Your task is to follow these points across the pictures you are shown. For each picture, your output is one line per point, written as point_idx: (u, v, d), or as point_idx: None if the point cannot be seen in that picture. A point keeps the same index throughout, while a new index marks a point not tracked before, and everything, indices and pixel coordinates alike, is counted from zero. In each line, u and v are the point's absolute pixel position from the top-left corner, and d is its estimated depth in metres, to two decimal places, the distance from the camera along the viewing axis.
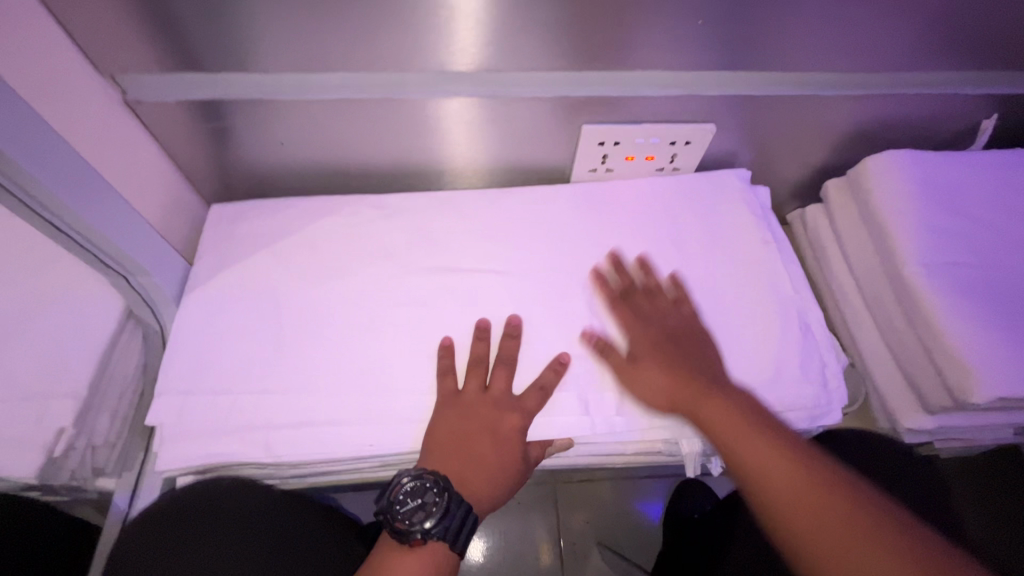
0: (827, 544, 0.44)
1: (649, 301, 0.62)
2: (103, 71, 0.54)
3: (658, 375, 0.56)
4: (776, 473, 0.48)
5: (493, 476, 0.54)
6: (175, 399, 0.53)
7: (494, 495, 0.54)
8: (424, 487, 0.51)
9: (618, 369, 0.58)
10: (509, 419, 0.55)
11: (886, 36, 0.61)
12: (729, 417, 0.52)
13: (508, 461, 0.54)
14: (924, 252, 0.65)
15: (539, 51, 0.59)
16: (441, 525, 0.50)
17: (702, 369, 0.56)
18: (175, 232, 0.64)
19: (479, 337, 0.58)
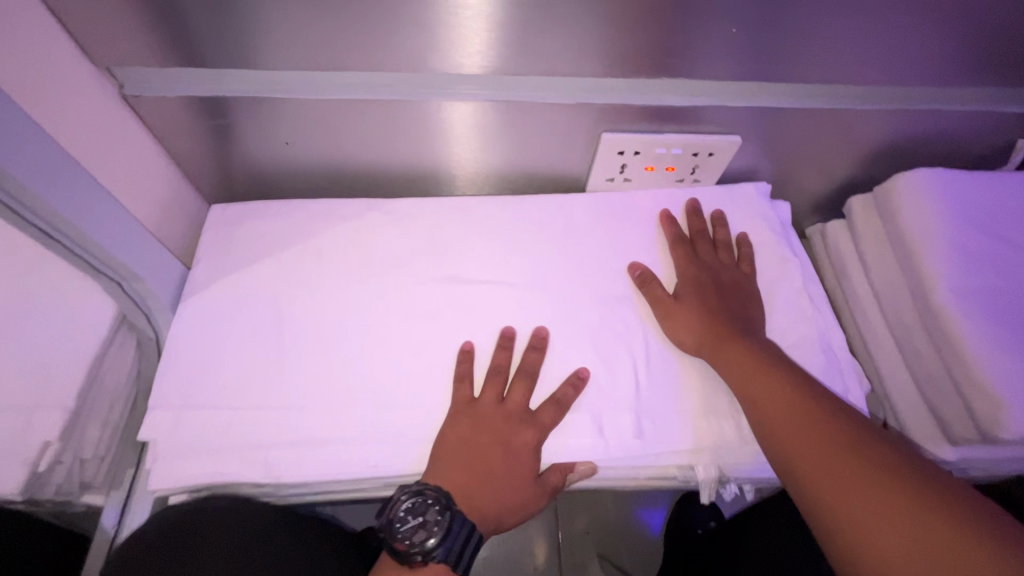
0: (833, 485, 0.44)
1: (692, 257, 0.64)
2: (98, 63, 0.51)
3: (695, 315, 0.58)
4: (804, 428, 0.48)
5: (502, 493, 0.52)
6: (168, 414, 0.51)
7: (501, 513, 0.52)
8: (424, 505, 0.49)
9: (655, 304, 0.60)
10: (524, 435, 0.53)
11: (926, 50, 0.58)
12: (756, 366, 0.53)
13: (520, 482, 0.52)
14: (955, 277, 0.62)
15: (560, 55, 0.55)
16: (442, 544, 0.49)
17: (738, 321, 0.58)
18: (172, 234, 0.61)
19: (502, 346, 0.57)
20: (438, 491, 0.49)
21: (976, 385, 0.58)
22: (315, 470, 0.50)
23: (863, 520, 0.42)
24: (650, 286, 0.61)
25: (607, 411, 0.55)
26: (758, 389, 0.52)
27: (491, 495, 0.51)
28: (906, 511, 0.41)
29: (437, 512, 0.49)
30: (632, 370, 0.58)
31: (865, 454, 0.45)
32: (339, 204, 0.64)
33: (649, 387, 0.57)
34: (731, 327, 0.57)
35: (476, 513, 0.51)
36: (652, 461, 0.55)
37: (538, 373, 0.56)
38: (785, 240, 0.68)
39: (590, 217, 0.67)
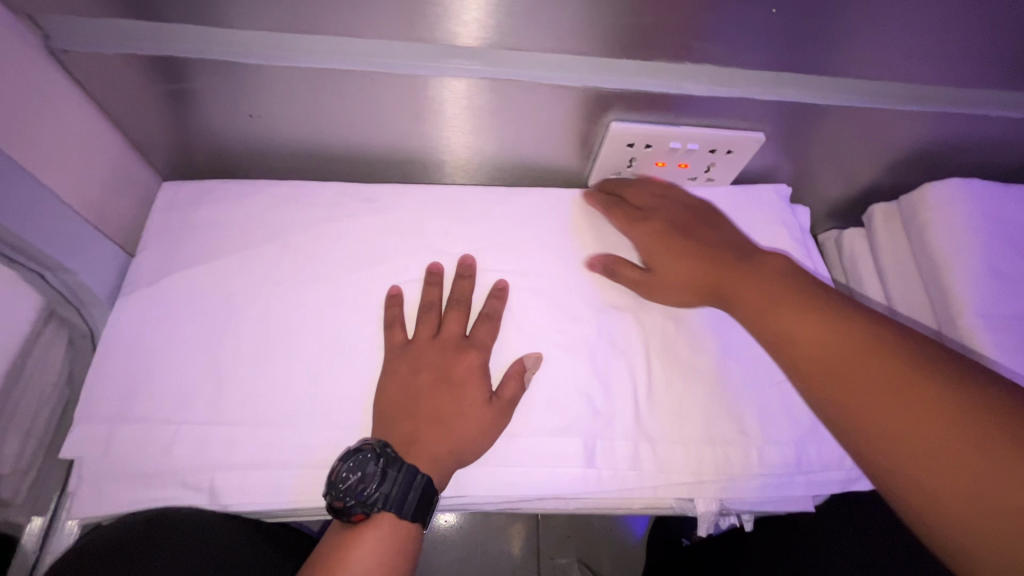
0: (902, 442, 0.38)
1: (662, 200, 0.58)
2: (17, 8, 0.42)
3: (674, 268, 0.53)
4: (840, 350, 0.42)
5: (457, 432, 0.46)
6: (102, 429, 0.45)
7: (458, 455, 0.46)
8: (363, 458, 0.43)
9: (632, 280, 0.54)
10: (465, 361, 0.49)
11: (980, 48, 0.52)
12: (762, 296, 0.48)
13: (471, 407, 0.47)
14: (985, 301, 0.57)
15: (569, 31, 0.48)
16: (391, 494, 0.43)
17: (719, 253, 0.52)
18: (114, 217, 0.54)
19: (430, 283, 0.53)
20: (377, 443, 0.44)
21: None
22: (268, 497, 0.44)
23: (903, 446, 0.38)
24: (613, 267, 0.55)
25: (602, 438, 0.49)
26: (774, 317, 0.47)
27: (445, 439, 0.45)
28: (945, 433, 0.37)
29: (380, 461, 0.43)
30: (630, 390, 0.51)
31: (897, 374, 0.40)
32: (311, 188, 0.57)
33: (648, 411, 0.51)
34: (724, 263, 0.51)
35: (427, 458, 0.45)
36: (647, 494, 0.49)
37: (469, 301, 0.52)
38: (803, 250, 0.63)
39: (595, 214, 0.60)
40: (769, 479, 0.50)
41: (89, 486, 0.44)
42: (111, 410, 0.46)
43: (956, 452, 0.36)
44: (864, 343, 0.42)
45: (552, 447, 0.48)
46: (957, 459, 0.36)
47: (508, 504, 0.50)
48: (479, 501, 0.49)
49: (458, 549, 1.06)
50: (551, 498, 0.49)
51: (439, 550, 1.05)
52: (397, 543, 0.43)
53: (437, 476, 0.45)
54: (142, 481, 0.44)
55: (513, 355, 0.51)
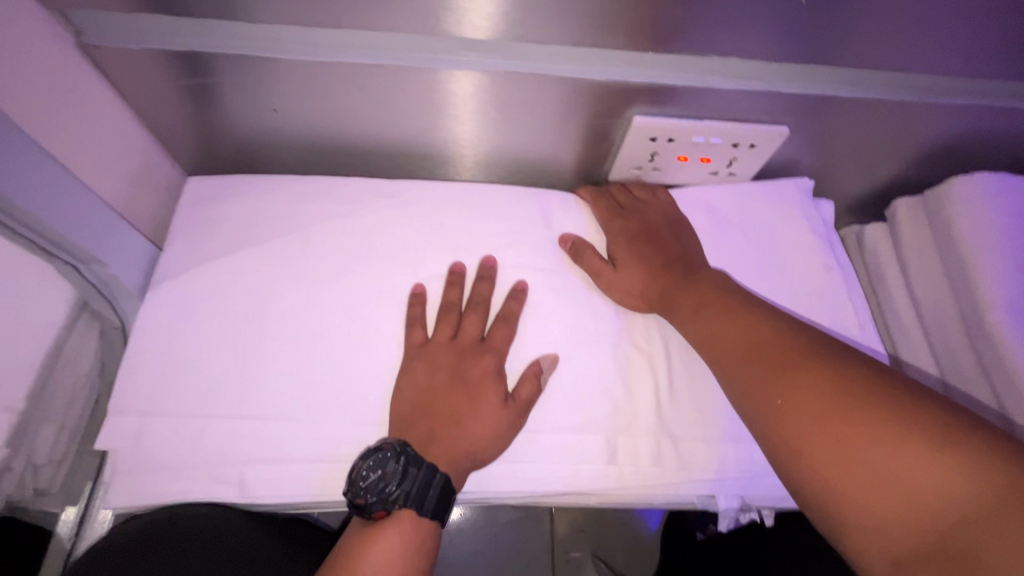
0: (826, 448, 0.37)
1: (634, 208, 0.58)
2: (48, 3, 0.42)
3: (638, 269, 0.54)
4: (766, 355, 0.43)
5: (474, 434, 0.46)
6: (134, 421, 0.45)
7: (474, 456, 0.46)
8: (383, 457, 0.43)
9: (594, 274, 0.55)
10: (482, 363, 0.49)
11: (1014, 38, 0.51)
12: (707, 300, 0.49)
13: (488, 409, 0.47)
14: (1012, 299, 0.57)
15: (594, 23, 0.48)
16: (411, 492, 0.43)
17: (678, 259, 0.54)
18: (141, 212, 0.55)
19: (451, 282, 0.53)
20: (395, 442, 0.44)
21: None
22: (296, 489, 0.45)
23: (830, 449, 0.37)
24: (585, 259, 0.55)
25: (623, 435, 0.49)
26: (705, 324, 0.48)
27: (462, 440, 0.46)
28: (873, 436, 0.36)
29: (399, 460, 0.43)
30: (651, 387, 0.51)
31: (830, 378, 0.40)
32: (333, 184, 0.57)
33: (670, 407, 0.51)
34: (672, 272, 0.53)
35: (444, 459, 0.45)
36: (669, 491, 0.49)
37: (488, 303, 0.52)
38: (826, 248, 0.62)
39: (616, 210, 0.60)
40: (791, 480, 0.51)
41: (121, 477, 0.45)
42: (142, 403, 0.46)
43: (881, 457, 0.35)
44: (786, 348, 0.43)
45: (575, 442, 0.49)
46: (870, 454, 0.36)
47: (531, 499, 0.50)
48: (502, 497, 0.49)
49: (473, 541, 1.06)
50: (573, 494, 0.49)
51: (453, 543, 1.06)
52: (417, 540, 0.43)
53: (455, 476, 0.45)
54: (173, 473, 0.45)
55: (535, 351, 0.51)
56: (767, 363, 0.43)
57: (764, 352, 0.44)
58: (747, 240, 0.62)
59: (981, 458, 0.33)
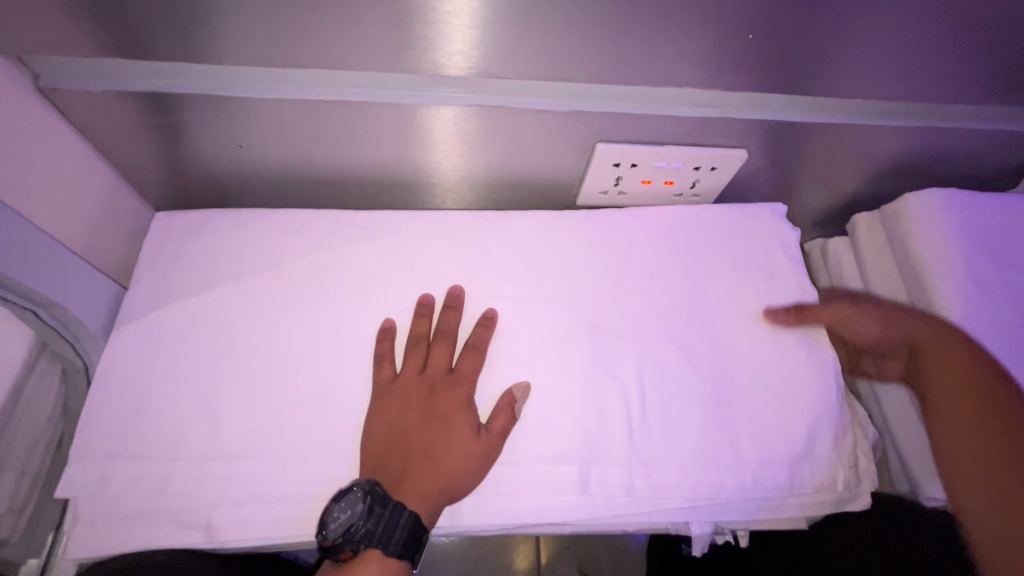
0: None
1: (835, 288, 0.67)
2: (7, 49, 0.43)
3: (877, 319, 0.60)
4: (989, 405, 0.52)
5: (450, 467, 0.47)
6: (99, 465, 0.45)
7: (450, 491, 0.47)
8: (355, 498, 0.44)
9: (829, 316, 0.58)
10: (453, 395, 0.50)
11: (950, 66, 0.53)
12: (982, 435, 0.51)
13: (463, 442, 0.48)
14: (968, 306, 0.58)
15: (555, 58, 0.49)
16: (379, 533, 0.44)
17: (965, 373, 0.54)
18: (107, 251, 0.54)
19: (419, 313, 0.53)
20: (368, 482, 0.45)
21: None
22: (265, 531, 0.45)
23: None
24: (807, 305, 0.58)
25: (597, 464, 0.50)
26: (943, 380, 0.55)
27: (436, 475, 0.47)
28: None
29: (371, 499, 0.44)
30: (623, 412, 0.52)
31: None
32: (304, 218, 0.57)
33: (642, 433, 0.52)
34: (903, 312, 0.60)
35: (415, 496, 0.46)
36: (642, 519, 0.51)
37: (457, 332, 0.53)
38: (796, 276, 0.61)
39: (595, 236, 0.60)
40: (763, 500, 0.52)
41: (84, 526, 0.44)
42: (107, 447, 0.46)
43: None
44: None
45: (548, 471, 0.49)
46: None
47: (504, 531, 0.51)
48: (476, 529, 0.50)
49: (458, 565, 1.05)
50: (548, 523, 0.50)
51: (438, 567, 1.05)
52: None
53: (426, 514, 0.46)
54: (138, 520, 0.44)
55: (508, 380, 0.52)
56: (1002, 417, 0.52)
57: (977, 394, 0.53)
58: (720, 261, 0.60)
59: None
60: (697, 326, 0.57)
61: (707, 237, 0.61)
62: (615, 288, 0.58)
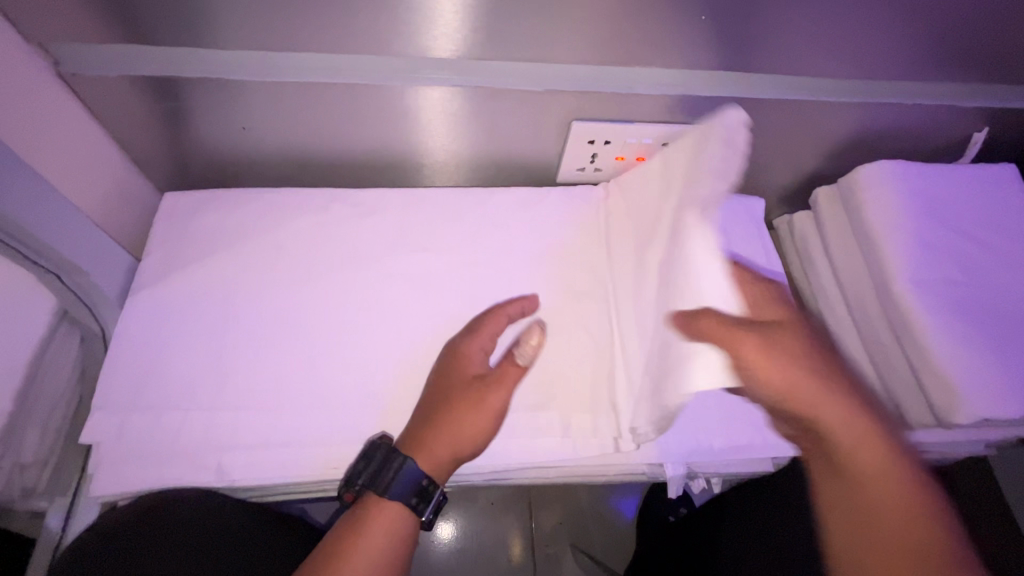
0: None
1: (768, 296, 0.54)
2: (30, 37, 0.47)
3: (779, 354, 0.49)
4: (902, 510, 0.47)
5: (464, 434, 0.49)
6: (117, 415, 0.49)
7: (458, 452, 0.49)
8: (368, 451, 0.48)
9: (718, 340, 0.47)
10: (497, 372, 0.51)
11: (888, 44, 0.59)
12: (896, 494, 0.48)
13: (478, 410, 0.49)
14: (915, 268, 0.64)
15: (528, 40, 0.54)
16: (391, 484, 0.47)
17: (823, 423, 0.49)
18: (118, 226, 0.58)
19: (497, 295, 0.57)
20: (382, 438, 0.49)
21: (935, 376, 0.60)
22: (271, 472, 0.49)
23: None
24: (703, 328, 0.47)
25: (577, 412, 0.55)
26: (865, 467, 0.49)
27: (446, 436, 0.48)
28: None
29: (382, 452, 0.48)
30: (601, 365, 0.57)
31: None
32: (301, 194, 0.61)
33: None
34: (822, 381, 0.49)
35: (427, 454, 0.48)
36: (620, 461, 0.55)
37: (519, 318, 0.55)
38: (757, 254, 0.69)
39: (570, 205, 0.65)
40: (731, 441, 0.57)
41: (105, 470, 0.48)
42: (125, 399, 0.50)
43: None
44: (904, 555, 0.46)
45: (534, 420, 0.54)
46: None
47: (495, 475, 0.56)
48: (469, 474, 0.55)
49: (454, 543, 1.08)
50: (535, 467, 0.55)
51: (435, 546, 1.08)
52: (398, 527, 0.48)
53: (427, 469, 0.48)
54: (154, 463, 0.48)
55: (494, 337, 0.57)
56: (915, 532, 0.47)
57: (888, 498, 0.48)
58: None
59: None
60: None
61: None
62: (593, 257, 0.63)
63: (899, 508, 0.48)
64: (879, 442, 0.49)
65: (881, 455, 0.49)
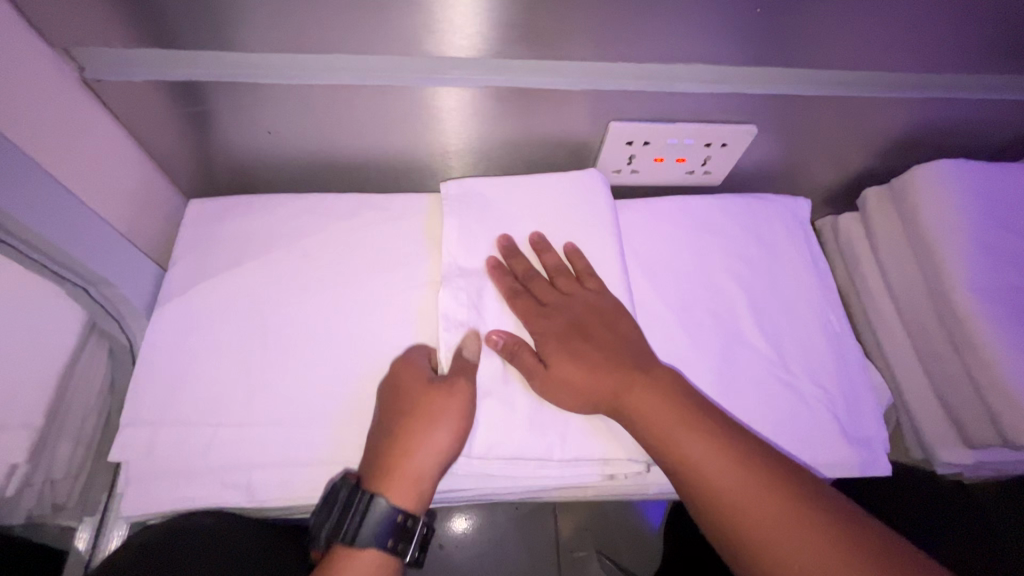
0: (793, 546, 0.40)
1: (549, 291, 0.52)
2: (54, 43, 0.45)
3: (584, 367, 0.48)
4: (742, 484, 0.43)
5: (425, 446, 0.46)
6: (145, 431, 0.48)
7: (424, 470, 0.46)
8: (330, 495, 0.46)
9: (530, 371, 0.48)
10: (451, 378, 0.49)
11: (956, 34, 0.54)
12: (659, 407, 0.46)
13: (435, 407, 0.46)
14: (977, 275, 0.59)
15: (568, 38, 0.51)
16: (378, 532, 0.45)
17: (611, 384, 0.47)
18: (145, 235, 0.57)
19: (513, 258, 0.54)
20: (342, 480, 0.46)
21: (1001, 392, 0.56)
22: (299, 491, 0.47)
23: (810, 557, 0.40)
24: (516, 358, 0.49)
25: None
26: (680, 437, 0.45)
27: (407, 455, 0.46)
28: (805, 520, 0.41)
29: (346, 495, 0.45)
30: None
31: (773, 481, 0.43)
32: (328, 201, 0.59)
33: None
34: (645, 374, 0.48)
35: (410, 471, 0.46)
36: (662, 480, 0.53)
37: (530, 273, 0.53)
38: (810, 263, 0.65)
39: (592, 199, 0.57)
40: None
41: (135, 486, 0.47)
42: (153, 414, 0.49)
43: (799, 539, 0.40)
44: (697, 463, 0.44)
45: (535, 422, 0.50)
46: (828, 556, 0.39)
47: (530, 493, 0.53)
48: (505, 493, 0.53)
49: (476, 548, 1.07)
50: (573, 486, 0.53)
51: (457, 549, 1.06)
52: (380, 574, 0.45)
53: (413, 491, 0.46)
54: (183, 481, 0.47)
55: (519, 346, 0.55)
56: (753, 481, 0.43)
57: (715, 467, 0.44)
58: (724, 247, 0.64)
59: (874, 551, 0.39)
60: (704, 302, 0.61)
61: (714, 226, 0.65)
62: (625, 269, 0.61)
63: (736, 483, 0.43)
64: (669, 403, 0.47)
65: (682, 417, 0.46)
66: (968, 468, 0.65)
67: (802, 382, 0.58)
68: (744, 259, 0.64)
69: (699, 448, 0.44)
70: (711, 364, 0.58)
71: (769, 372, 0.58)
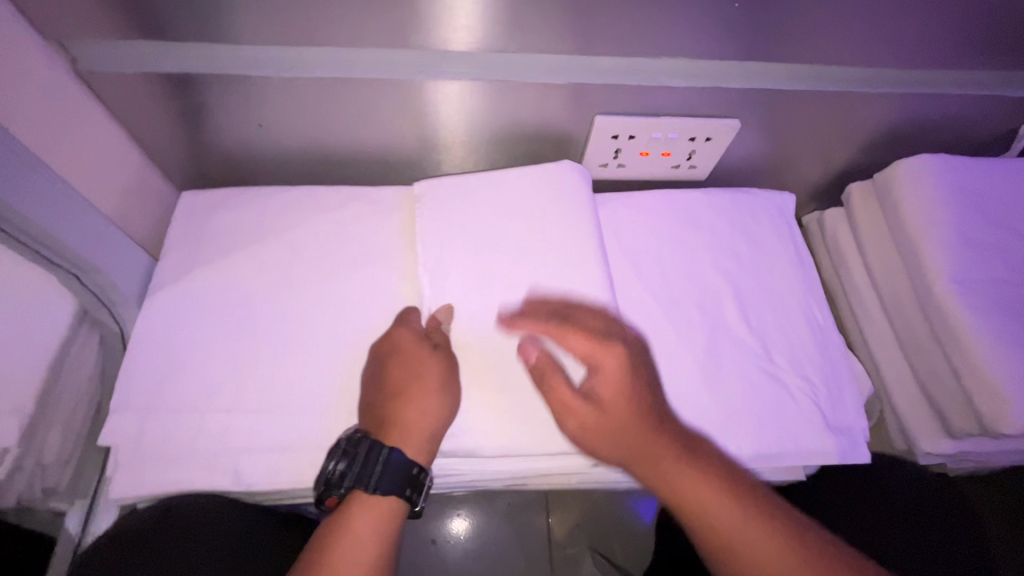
0: None
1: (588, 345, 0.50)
2: (47, 35, 0.46)
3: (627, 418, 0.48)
4: (776, 556, 0.44)
5: (422, 405, 0.48)
6: (135, 416, 0.49)
7: (426, 428, 0.47)
8: (349, 449, 0.47)
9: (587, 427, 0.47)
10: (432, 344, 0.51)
11: (933, 29, 0.56)
12: (688, 479, 0.47)
13: (424, 370, 0.49)
14: (957, 267, 0.60)
15: (552, 31, 0.52)
16: (389, 481, 0.46)
17: (648, 453, 0.47)
18: (137, 225, 0.58)
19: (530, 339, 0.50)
20: (361, 435, 0.47)
21: (980, 382, 0.57)
22: (286, 475, 0.48)
23: None
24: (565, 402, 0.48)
25: None
26: (707, 510, 0.46)
27: (405, 415, 0.47)
28: None
29: (364, 449, 0.46)
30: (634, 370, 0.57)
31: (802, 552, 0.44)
32: (319, 193, 0.60)
33: None
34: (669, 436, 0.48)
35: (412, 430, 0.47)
36: None
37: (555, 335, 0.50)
38: (795, 255, 0.66)
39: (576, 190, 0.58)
40: (760, 450, 0.55)
41: (124, 470, 0.47)
42: (143, 400, 0.49)
43: None
44: (726, 534, 0.45)
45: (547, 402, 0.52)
46: None
47: (515, 480, 0.54)
48: (491, 480, 0.54)
49: (470, 544, 1.07)
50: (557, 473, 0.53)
51: (451, 546, 1.07)
52: (389, 522, 0.46)
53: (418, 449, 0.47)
54: (171, 465, 0.48)
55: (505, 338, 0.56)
56: (786, 552, 0.44)
57: (745, 537, 0.45)
58: (708, 239, 0.65)
59: None
60: (689, 294, 0.62)
61: (698, 219, 0.66)
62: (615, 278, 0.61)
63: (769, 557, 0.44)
64: (699, 478, 0.47)
65: (714, 493, 0.46)
66: (951, 458, 0.65)
67: (785, 372, 0.59)
68: (728, 251, 0.65)
69: (726, 518, 0.45)
70: (695, 355, 0.58)
71: (752, 363, 0.59)
